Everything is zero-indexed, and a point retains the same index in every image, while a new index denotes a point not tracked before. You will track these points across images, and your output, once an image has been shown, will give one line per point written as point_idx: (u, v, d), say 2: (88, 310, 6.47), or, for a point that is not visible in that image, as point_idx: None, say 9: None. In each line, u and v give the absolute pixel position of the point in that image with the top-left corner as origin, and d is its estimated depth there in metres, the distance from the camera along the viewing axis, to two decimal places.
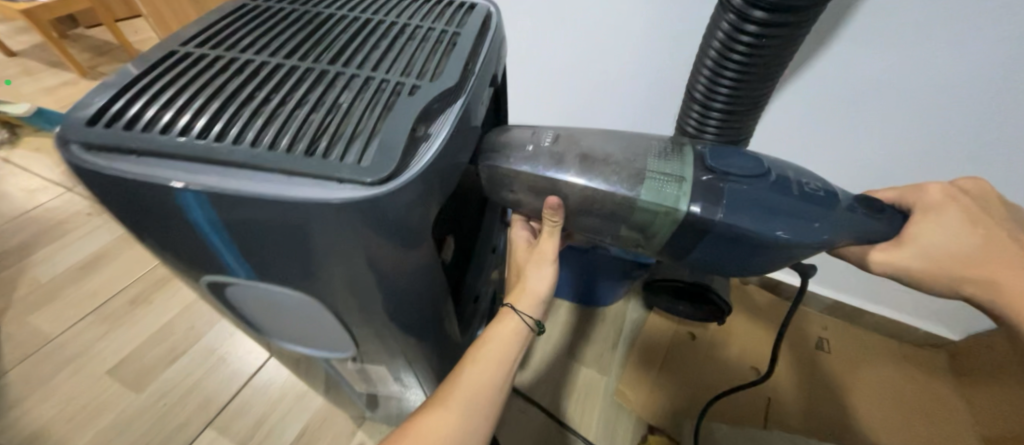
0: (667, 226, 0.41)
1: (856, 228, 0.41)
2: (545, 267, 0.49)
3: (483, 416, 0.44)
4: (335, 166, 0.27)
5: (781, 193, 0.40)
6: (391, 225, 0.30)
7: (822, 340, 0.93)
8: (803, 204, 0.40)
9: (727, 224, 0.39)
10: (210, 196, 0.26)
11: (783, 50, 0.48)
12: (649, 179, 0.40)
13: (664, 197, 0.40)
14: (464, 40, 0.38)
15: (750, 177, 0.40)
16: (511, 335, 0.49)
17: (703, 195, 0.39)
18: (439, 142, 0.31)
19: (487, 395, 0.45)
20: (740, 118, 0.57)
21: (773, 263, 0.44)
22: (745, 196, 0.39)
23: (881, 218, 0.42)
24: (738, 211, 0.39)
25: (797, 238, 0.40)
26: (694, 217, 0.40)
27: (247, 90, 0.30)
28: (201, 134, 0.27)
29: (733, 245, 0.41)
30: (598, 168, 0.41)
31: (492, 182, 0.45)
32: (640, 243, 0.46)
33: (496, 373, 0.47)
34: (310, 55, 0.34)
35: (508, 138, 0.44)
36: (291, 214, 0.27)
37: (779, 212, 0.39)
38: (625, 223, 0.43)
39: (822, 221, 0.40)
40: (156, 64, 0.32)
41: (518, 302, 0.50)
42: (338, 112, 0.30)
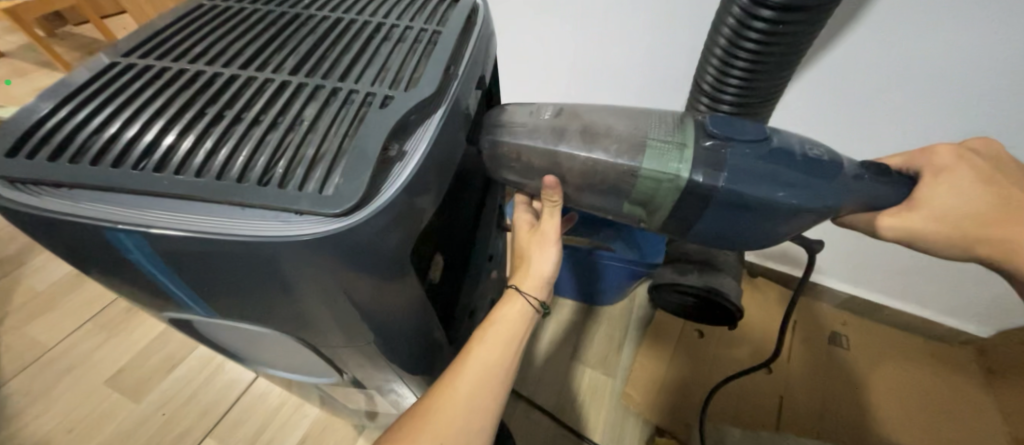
0: (672, 196, 0.37)
1: (859, 192, 0.38)
2: (548, 247, 0.45)
3: (490, 407, 0.40)
4: (293, 196, 0.24)
5: (789, 157, 0.37)
6: (368, 258, 0.27)
7: (839, 336, 0.89)
8: (814, 170, 0.37)
9: (732, 191, 0.36)
10: (152, 236, 0.23)
11: (802, 35, 0.43)
12: (652, 147, 0.37)
13: (666, 164, 0.36)
14: (446, 38, 0.34)
15: (754, 142, 0.37)
16: (519, 316, 0.45)
17: (705, 161, 0.36)
18: (415, 161, 0.28)
19: (496, 380, 0.41)
20: (754, 111, 0.52)
21: (773, 235, 0.40)
22: (752, 163, 0.36)
23: (881, 184, 0.39)
24: (744, 176, 0.36)
25: (802, 203, 0.37)
26: (699, 185, 0.36)
27: (194, 106, 0.27)
28: (139, 162, 0.24)
29: (738, 214, 0.38)
30: (599, 141, 0.37)
31: (490, 159, 0.41)
32: (641, 219, 0.42)
33: (503, 353, 0.42)
34: (270, 64, 0.30)
35: (504, 114, 0.41)
36: (247, 252, 0.24)
37: (787, 180, 0.36)
38: (626, 196, 0.39)
39: (826, 185, 0.37)
40: (94, 78, 0.28)
41: (524, 282, 0.45)
42: (297, 130, 0.27)
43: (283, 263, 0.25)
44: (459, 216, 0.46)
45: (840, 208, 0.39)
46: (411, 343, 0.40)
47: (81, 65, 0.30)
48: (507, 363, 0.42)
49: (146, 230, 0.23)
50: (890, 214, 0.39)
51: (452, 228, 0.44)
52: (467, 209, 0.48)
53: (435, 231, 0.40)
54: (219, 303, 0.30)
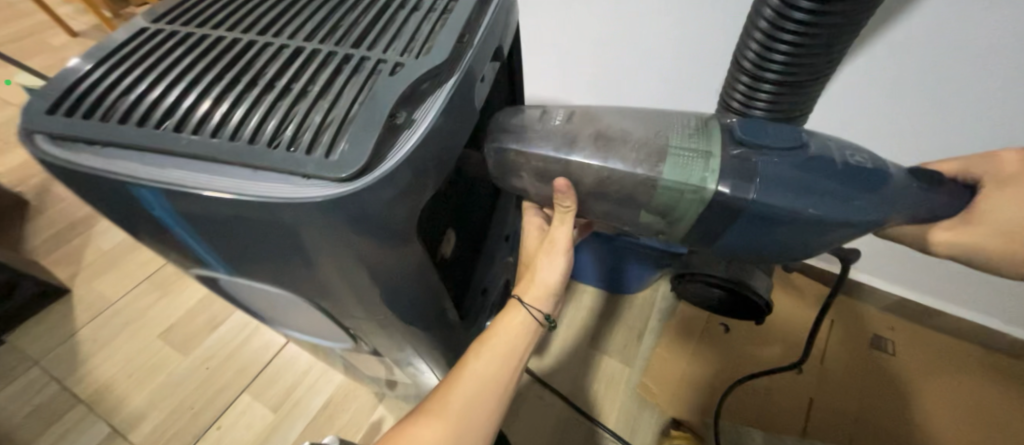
0: (696, 209, 0.36)
1: (911, 205, 0.35)
2: (558, 258, 0.45)
3: (485, 416, 0.43)
4: (299, 160, 0.25)
5: (829, 168, 0.33)
6: (375, 225, 0.28)
7: (884, 340, 0.84)
8: (858, 182, 0.33)
9: (763, 205, 0.33)
10: (169, 192, 0.25)
11: (861, 5, 0.39)
12: (672, 158, 0.35)
13: (688, 176, 0.34)
14: (462, 7, 0.34)
15: (787, 150, 0.34)
16: (520, 327, 0.46)
17: (734, 172, 0.33)
18: (421, 129, 0.28)
19: (490, 390, 0.43)
20: (798, 90, 0.49)
21: (812, 248, 0.37)
22: (786, 174, 0.33)
23: (937, 193, 0.35)
24: (776, 190, 0.33)
25: (843, 217, 0.33)
26: (726, 199, 0.34)
27: (214, 70, 0.28)
28: (162, 123, 0.26)
29: (769, 228, 0.35)
30: (616, 148, 0.36)
31: (498, 168, 0.41)
32: (661, 231, 0.41)
33: (502, 367, 0.45)
34: (286, 31, 0.31)
35: (513, 120, 0.41)
36: (258, 212, 0.25)
37: (826, 193, 0.33)
38: (643, 206, 0.38)
39: (871, 197, 0.33)
40: (128, 45, 0.30)
41: (525, 293, 0.47)
42: (307, 96, 0.27)
43: (292, 225, 0.26)
44: (472, 196, 0.46)
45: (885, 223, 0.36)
46: (421, 314, 0.41)
47: (120, 32, 0.32)
48: (505, 374, 0.45)
49: (163, 187, 0.24)
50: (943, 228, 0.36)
51: (464, 207, 0.45)
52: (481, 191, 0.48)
53: (445, 207, 0.40)
54: (238, 263, 0.32)
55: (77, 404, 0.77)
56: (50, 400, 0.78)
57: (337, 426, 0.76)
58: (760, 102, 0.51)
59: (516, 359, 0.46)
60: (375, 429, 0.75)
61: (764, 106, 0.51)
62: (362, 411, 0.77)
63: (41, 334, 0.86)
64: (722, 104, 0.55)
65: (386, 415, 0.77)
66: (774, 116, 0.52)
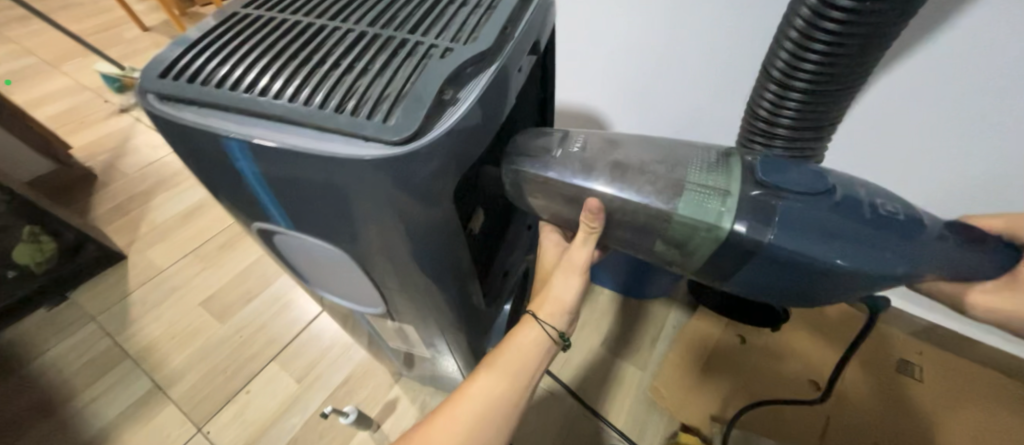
0: (710, 246, 0.37)
1: (943, 259, 0.35)
2: (572, 277, 0.47)
3: (496, 424, 0.47)
4: (361, 124, 0.29)
5: (854, 216, 0.34)
6: (420, 190, 0.32)
7: (911, 365, 0.81)
8: (884, 231, 0.34)
9: (778, 247, 0.35)
10: (250, 145, 0.29)
11: (891, 17, 0.41)
12: (691, 195, 0.37)
13: (704, 213, 0.36)
14: (505, 3, 0.38)
15: (811, 194, 0.35)
16: (534, 343, 0.49)
17: (752, 211, 0.35)
18: (466, 106, 0.32)
19: (498, 406, 0.47)
20: (827, 99, 0.51)
21: (832, 294, 0.38)
22: (809, 217, 0.34)
23: (965, 248, 0.36)
24: (793, 233, 0.34)
25: (859, 267, 0.34)
26: (742, 238, 0.35)
27: (292, 49, 0.33)
28: (249, 88, 0.30)
29: (784, 269, 0.36)
30: (633, 180, 0.39)
31: (516, 190, 0.44)
32: (675, 263, 0.43)
33: (513, 381, 0.48)
34: (353, 18, 0.36)
35: (525, 142, 0.43)
36: (323, 169, 0.29)
37: (849, 239, 0.34)
38: (659, 236, 0.40)
39: (895, 248, 0.34)
40: (221, 25, 0.36)
41: (541, 309, 0.49)
42: (369, 72, 0.32)
43: (351, 185, 0.31)
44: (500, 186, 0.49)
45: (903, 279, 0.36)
46: (450, 286, 0.44)
47: (212, 15, 0.37)
48: (516, 387, 0.48)
49: (247, 140, 0.29)
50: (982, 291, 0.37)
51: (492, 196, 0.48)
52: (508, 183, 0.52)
53: (473, 188, 0.44)
54: (295, 220, 0.36)
55: (125, 359, 0.84)
56: (102, 353, 0.85)
57: (355, 400, 0.80)
58: (788, 109, 0.53)
59: (525, 377, 0.49)
60: (391, 407, 0.79)
61: (792, 112, 0.53)
62: (379, 389, 0.81)
63: (98, 294, 0.94)
64: (750, 112, 0.58)
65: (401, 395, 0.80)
66: (801, 125, 0.54)
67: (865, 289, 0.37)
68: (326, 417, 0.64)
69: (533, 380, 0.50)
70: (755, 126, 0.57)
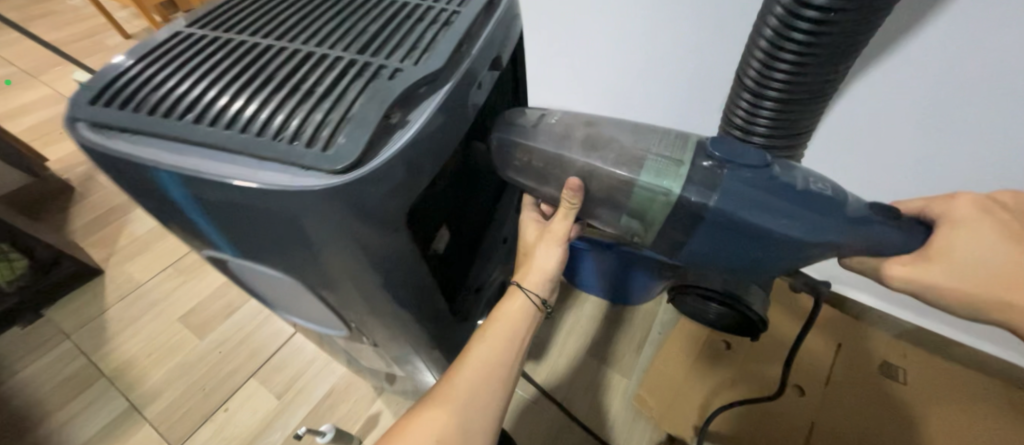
0: (663, 211, 0.43)
1: (862, 235, 0.41)
2: (553, 247, 0.50)
3: (491, 391, 0.48)
4: (300, 152, 0.27)
5: (784, 189, 0.39)
6: (371, 214, 0.31)
7: (895, 368, 0.80)
8: (806, 204, 0.40)
9: (720, 210, 0.40)
10: (181, 175, 0.28)
11: (859, 26, 0.40)
12: (651, 165, 0.42)
13: (662, 180, 0.41)
14: (462, 20, 0.38)
15: (754, 167, 0.40)
16: (520, 312, 0.52)
17: (701, 180, 0.40)
18: (414, 129, 0.31)
19: (494, 373, 0.48)
20: (800, 107, 0.50)
21: (777, 255, 0.44)
22: (745, 187, 0.40)
23: (890, 228, 0.40)
24: (735, 199, 0.40)
25: (788, 232, 0.41)
26: (690, 202, 0.41)
27: (233, 71, 0.32)
28: (184, 115, 0.29)
29: (728, 232, 0.42)
30: (599, 151, 0.43)
31: (498, 157, 0.47)
32: (637, 231, 0.48)
33: (505, 349, 0.50)
34: (301, 37, 0.35)
35: (515, 116, 0.47)
36: (260, 200, 0.28)
37: (780, 209, 0.40)
38: (624, 208, 0.45)
39: (820, 218, 0.40)
40: (161, 46, 0.34)
41: (525, 279, 0.52)
42: (314, 94, 0.31)
43: (298, 217, 0.29)
44: (473, 184, 0.50)
45: (824, 249, 0.43)
46: (419, 307, 0.43)
47: (153, 34, 0.36)
48: (508, 356, 0.50)
49: (179, 171, 0.27)
50: (898, 261, 0.40)
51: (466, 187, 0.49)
52: (478, 187, 0.52)
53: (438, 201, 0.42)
54: (243, 249, 0.35)
55: (101, 378, 0.83)
56: (78, 372, 0.83)
57: (335, 415, 0.78)
58: (763, 118, 0.52)
59: (517, 344, 0.51)
60: (373, 421, 0.78)
61: (766, 121, 0.52)
62: (361, 403, 0.80)
63: (76, 311, 0.92)
64: (725, 120, 0.56)
65: (383, 409, 0.79)
66: (776, 134, 0.53)
67: (794, 255, 0.44)
68: (299, 438, 0.62)
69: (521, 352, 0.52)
70: (731, 134, 0.56)
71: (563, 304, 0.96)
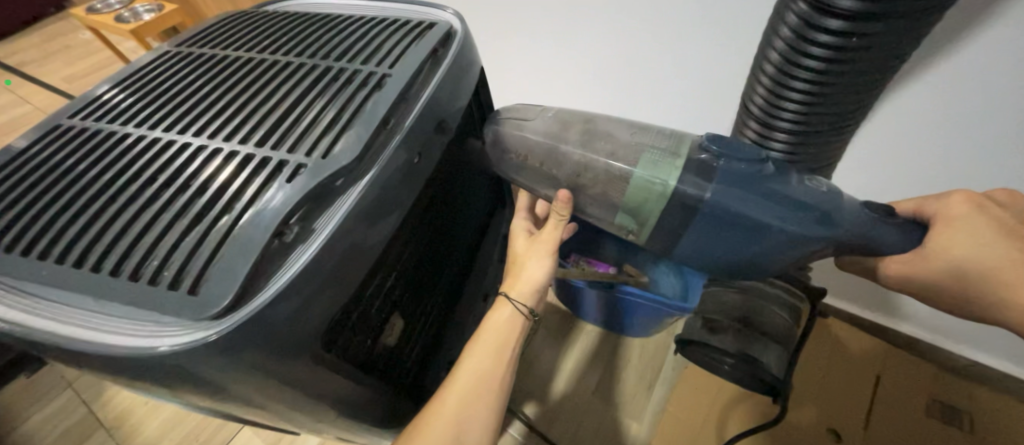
0: (659, 206, 0.37)
1: (872, 234, 0.34)
2: (545, 258, 0.46)
3: (482, 411, 0.41)
4: (161, 297, 0.22)
5: (779, 186, 0.34)
6: (272, 352, 0.25)
7: (961, 414, 0.69)
8: (813, 200, 0.34)
9: (715, 202, 0.34)
10: (17, 334, 0.22)
11: (895, 49, 0.30)
12: (649, 156, 0.37)
13: (656, 171, 0.36)
14: (394, 83, 0.32)
15: (748, 158, 0.34)
16: (509, 321, 0.45)
17: (697, 172, 0.35)
18: (317, 244, 0.25)
19: (484, 388, 0.42)
20: (821, 142, 0.39)
21: (776, 259, 0.37)
22: (742, 178, 0.34)
23: (889, 222, 0.34)
24: (730, 190, 0.34)
25: (793, 228, 0.34)
26: (687, 195, 0.35)
27: (103, 180, 0.26)
28: (29, 246, 0.24)
29: (725, 227, 0.36)
30: (595, 143, 0.39)
31: (493, 147, 0.46)
32: (631, 231, 0.42)
33: (496, 360, 0.44)
34: (194, 124, 0.29)
35: (512, 110, 0.46)
36: (114, 363, 0.22)
37: (778, 203, 0.34)
38: (617, 207, 0.39)
39: (821, 214, 0.34)
40: (32, 144, 0.30)
41: (513, 289, 0.46)
42: (190, 206, 0.25)
43: (175, 371, 0.24)
44: (444, 230, 0.46)
45: (825, 249, 0.36)
46: (371, 407, 0.38)
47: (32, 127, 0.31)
48: (500, 369, 0.43)
49: (16, 329, 0.22)
50: (897, 259, 0.34)
51: (443, 223, 0.46)
52: (450, 235, 0.48)
53: (377, 301, 0.36)
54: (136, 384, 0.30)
55: (100, 428, 0.82)
56: (78, 423, 0.83)
57: None
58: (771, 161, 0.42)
59: (508, 353, 0.44)
60: None
61: None
62: None
63: None
64: None
65: None
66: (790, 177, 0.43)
67: (798, 256, 0.37)
68: None
69: (513, 369, 0.45)
70: None
71: (567, 336, 0.90)
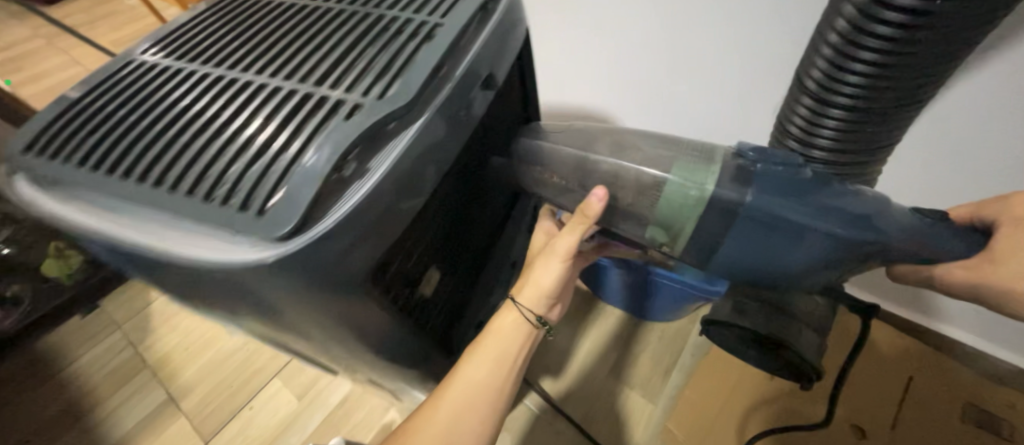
0: (695, 211, 0.37)
1: (918, 233, 0.36)
2: (552, 263, 0.46)
3: (482, 410, 0.45)
4: (232, 216, 0.24)
5: (823, 194, 0.35)
6: (322, 281, 0.26)
7: (1000, 423, 0.66)
8: (857, 205, 0.35)
9: (760, 207, 0.35)
10: (108, 242, 0.25)
11: (966, 31, 0.30)
12: (681, 162, 0.38)
13: (690, 177, 0.37)
14: (445, 33, 0.32)
15: (787, 166, 0.36)
16: (513, 328, 0.48)
17: (733, 178, 0.36)
18: (372, 180, 0.26)
19: (482, 390, 0.45)
20: (879, 117, 0.38)
21: (814, 267, 0.39)
22: (787, 182, 0.35)
23: (939, 227, 0.37)
24: (774, 194, 0.34)
25: (844, 236, 0.35)
26: (727, 198, 0.35)
27: (175, 111, 0.28)
28: (113, 164, 0.26)
29: (770, 233, 0.36)
30: (625, 152, 0.41)
31: (519, 159, 0.49)
32: (663, 244, 0.44)
33: (496, 366, 0.47)
34: (256, 64, 0.31)
35: (539, 129, 0.50)
36: (195, 272, 0.25)
37: (824, 209, 0.34)
38: (646, 220, 0.41)
39: (864, 222, 0.35)
40: (109, 77, 0.32)
41: (521, 294, 0.48)
42: (255, 138, 0.26)
43: (247, 287, 0.26)
44: (480, 194, 0.47)
45: (871, 255, 0.37)
46: (405, 352, 0.40)
47: (108, 64, 0.33)
48: (500, 374, 0.47)
49: (103, 236, 0.24)
50: (961, 266, 0.37)
51: (481, 185, 0.47)
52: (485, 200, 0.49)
53: (417, 251, 0.37)
54: (200, 305, 0.32)
55: (145, 368, 0.88)
56: (125, 362, 0.89)
57: (350, 422, 0.79)
58: (825, 135, 0.42)
59: (511, 359, 0.47)
60: (386, 430, 0.78)
61: (830, 138, 0.42)
62: (376, 411, 0.80)
63: (123, 303, 0.97)
64: (780, 127, 0.47)
65: (397, 418, 0.79)
66: (845, 152, 0.43)
67: (842, 264, 0.38)
68: None
69: (515, 372, 0.48)
70: (787, 143, 0.46)
71: (588, 315, 0.90)
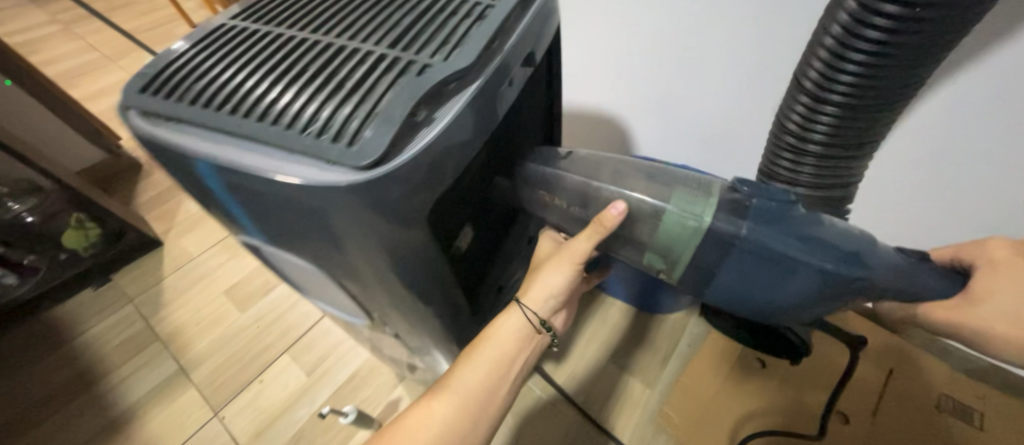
0: (692, 240, 0.41)
1: (899, 274, 0.40)
2: (560, 268, 0.49)
3: (474, 415, 0.47)
4: (327, 146, 0.28)
5: (813, 231, 0.39)
6: (391, 211, 0.30)
7: (972, 412, 0.71)
8: (841, 242, 0.39)
9: (752, 240, 0.39)
10: (216, 165, 0.29)
11: (943, 34, 0.35)
12: (680, 193, 0.42)
13: (688, 209, 0.41)
14: (496, 14, 0.37)
15: (777, 202, 0.40)
16: (510, 336, 0.50)
17: (728, 210, 0.40)
18: (440, 125, 0.30)
19: (477, 396, 0.48)
20: (867, 114, 0.44)
21: (808, 297, 0.42)
22: (771, 215, 0.40)
23: (919, 268, 0.41)
24: (764, 227, 0.39)
25: (836, 271, 0.39)
26: (721, 230, 0.40)
27: (265, 66, 0.32)
28: (220, 104, 0.30)
29: (762, 261, 0.41)
30: (627, 180, 0.44)
31: (523, 182, 0.49)
32: (661, 269, 0.48)
33: (489, 372, 0.49)
34: (333, 30, 0.36)
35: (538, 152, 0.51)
36: (288, 193, 0.28)
37: (815, 246, 0.39)
38: (648, 245, 0.45)
39: (852, 258, 0.39)
40: (204, 38, 0.36)
41: (525, 296, 0.50)
42: (340, 87, 0.31)
43: (327, 213, 0.30)
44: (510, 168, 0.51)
45: (861, 290, 0.41)
46: (438, 303, 0.44)
47: (200, 28, 0.38)
48: (493, 379, 0.49)
49: (213, 159, 0.28)
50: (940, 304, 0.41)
51: None
52: None
53: (458, 205, 0.41)
54: (269, 238, 0.36)
55: (155, 341, 0.90)
56: (135, 335, 0.91)
57: (357, 397, 0.82)
58: (819, 130, 0.47)
59: (506, 366, 0.49)
60: (393, 406, 0.81)
61: (824, 133, 0.47)
62: (383, 388, 0.83)
63: (136, 278, 0.99)
64: (778, 125, 0.52)
65: (403, 395, 0.81)
66: (836, 147, 0.48)
67: (834, 298, 0.42)
68: (323, 417, 0.63)
69: (507, 379, 0.50)
70: (784, 139, 0.51)
71: (589, 306, 0.94)
